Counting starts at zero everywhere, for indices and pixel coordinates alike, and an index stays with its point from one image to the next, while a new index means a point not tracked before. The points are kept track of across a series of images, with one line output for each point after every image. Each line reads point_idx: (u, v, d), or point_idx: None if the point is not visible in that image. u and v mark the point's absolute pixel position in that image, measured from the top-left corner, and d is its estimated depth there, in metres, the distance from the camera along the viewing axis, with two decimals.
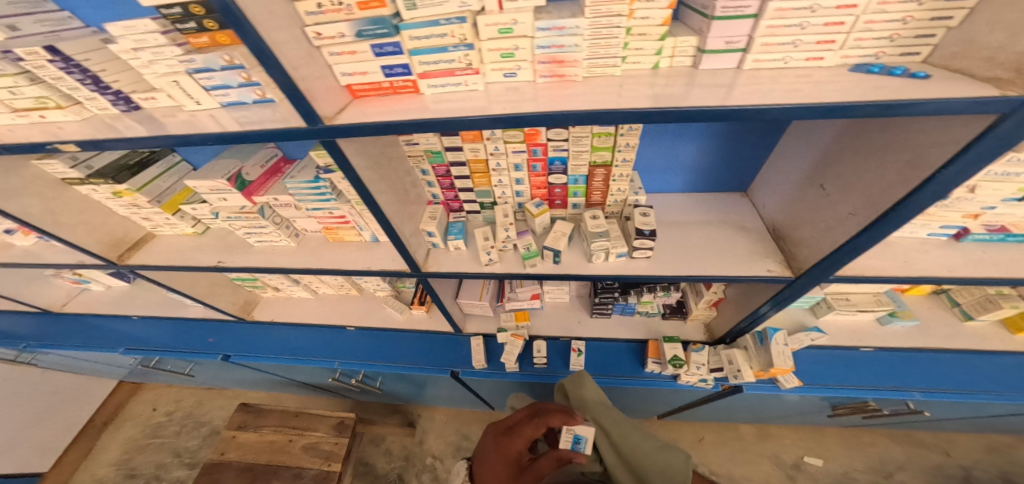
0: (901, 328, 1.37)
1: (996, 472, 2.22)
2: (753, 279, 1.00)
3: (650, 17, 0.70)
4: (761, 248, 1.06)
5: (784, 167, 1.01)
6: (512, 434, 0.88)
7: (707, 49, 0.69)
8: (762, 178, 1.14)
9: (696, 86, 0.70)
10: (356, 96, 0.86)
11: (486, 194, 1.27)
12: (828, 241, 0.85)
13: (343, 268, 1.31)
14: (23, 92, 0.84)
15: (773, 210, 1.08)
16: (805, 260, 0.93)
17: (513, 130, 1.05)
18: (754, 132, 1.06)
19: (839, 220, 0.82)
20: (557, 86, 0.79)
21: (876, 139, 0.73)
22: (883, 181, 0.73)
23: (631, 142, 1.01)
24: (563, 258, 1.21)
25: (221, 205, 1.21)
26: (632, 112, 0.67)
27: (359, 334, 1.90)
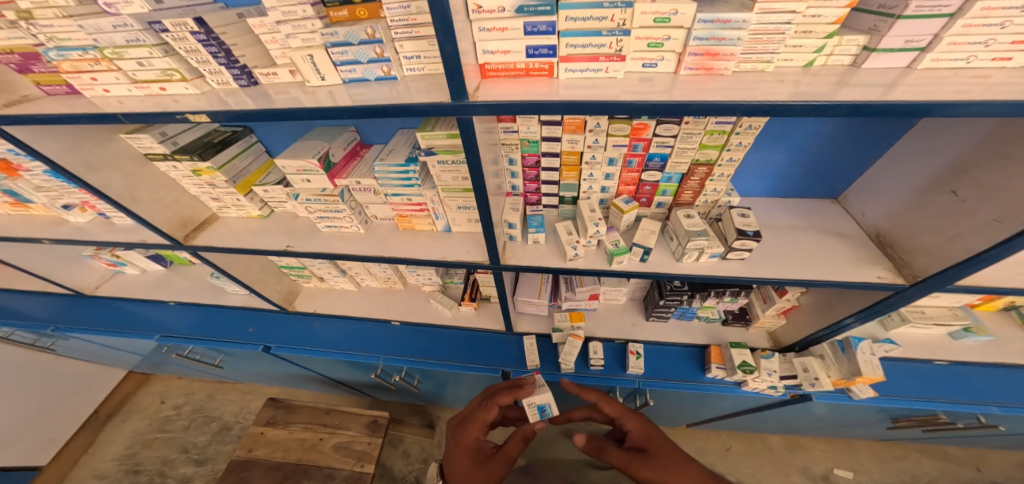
0: (974, 343, 1.38)
1: None
2: (863, 286, 0.94)
3: (823, 15, 0.66)
4: (866, 254, 1.00)
5: (909, 172, 0.96)
6: (468, 424, 1.18)
7: (880, 47, 0.66)
8: (868, 184, 1.09)
9: (847, 86, 0.66)
10: (485, 76, 0.83)
11: (571, 187, 1.21)
12: (960, 250, 0.80)
13: (415, 257, 1.26)
14: (151, 64, 0.92)
15: (880, 216, 1.03)
16: (923, 268, 0.88)
17: (621, 123, 0.97)
18: (872, 137, 1.02)
19: (980, 227, 0.77)
20: (704, 79, 0.73)
21: None
22: None
23: (745, 142, 0.95)
24: (651, 257, 1.16)
25: (301, 187, 1.22)
26: (813, 104, 0.63)
27: (404, 329, 1.83)
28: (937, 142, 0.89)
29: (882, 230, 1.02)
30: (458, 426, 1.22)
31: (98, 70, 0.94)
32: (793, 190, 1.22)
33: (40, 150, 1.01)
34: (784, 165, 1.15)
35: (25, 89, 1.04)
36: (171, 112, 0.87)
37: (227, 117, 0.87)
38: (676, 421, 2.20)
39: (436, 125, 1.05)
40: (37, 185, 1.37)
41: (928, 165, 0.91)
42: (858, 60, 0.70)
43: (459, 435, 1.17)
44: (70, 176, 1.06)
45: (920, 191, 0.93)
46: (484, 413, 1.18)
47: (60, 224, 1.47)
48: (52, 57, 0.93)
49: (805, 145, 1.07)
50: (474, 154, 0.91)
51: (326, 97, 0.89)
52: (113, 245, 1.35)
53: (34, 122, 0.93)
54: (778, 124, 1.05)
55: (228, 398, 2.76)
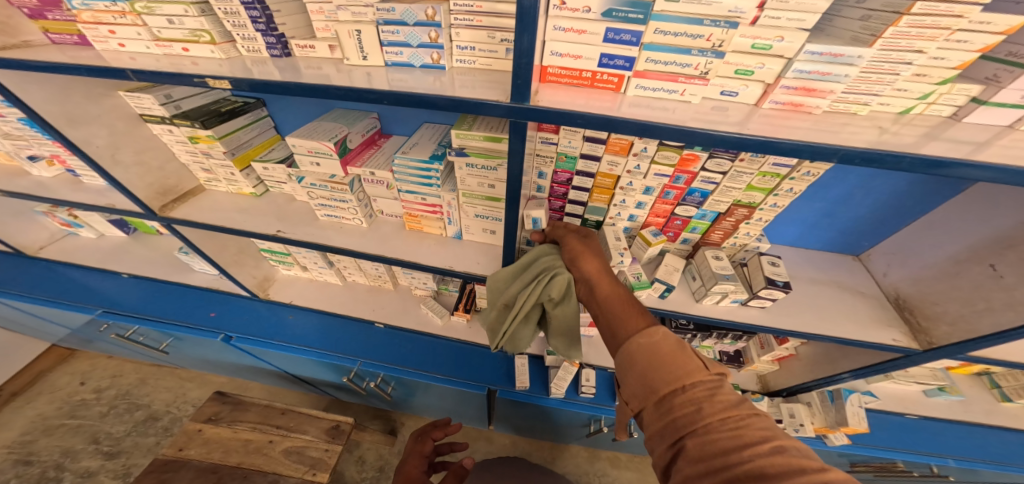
0: (944, 401, 1.49)
1: None
2: (880, 348, 0.96)
3: (946, 58, 0.64)
4: (883, 316, 1.04)
5: (943, 240, 1.00)
6: (408, 459, 1.33)
7: (992, 100, 0.66)
8: (898, 246, 1.13)
9: (936, 140, 0.65)
10: (544, 79, 0.78)
11: (598, 211, 1.15)
12: (987, 323, 0.84)
13: (422, 262, 1.15)
14: (181, 22, 0.79)
15: (901, 280, 1.08)
16: (942, 336, 0.91)
17: (670, 151, 0.93)
18: (911, 197, 1.07)
19: (1011, 303, 0.81)
20: (788, 115, 0.71)
21: None
22: None
23: (796, 188, 0.94)
24: (671, 295, 1.14)
25: (307, 169, 1.09)
26: (924, 159, 0.60)
27: (387, 332, 1.73)
28: (978, 216, 0.93)
29: (903, 293, 1.06)
30: (401, 461, 1.34)
31: (120, 24, 0.80)
32: (815, 241, 1.27)
33: (16, 93, 0.85)
34: (817, 215, 1.19)
35: (29, 35, 0.88)
36: (185, 73, 0.74)
37: (250, 86, 0.75)
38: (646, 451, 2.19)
39: (472, 125, 0.98)
40: (6, 131, 1.18)
41: (963, 237, 0.95)
42: (961, 112, 0.70)
43: (402, 469, 1.29)
44: (46, 127, 0.89)
45: (951, 261, 0.96)
46: (423, 446, 1.37)
47: (17, 176, 1.25)
48: (72, 4, 0.79)
49: (844, 198, 1.11)
50: (518, 167, 0.84)
51: (362, 78, 0.79)
52: (71, 206, 1.15)
53: (15, 61, 0.77)
54: (829, 174, 1.08)
55: (163, 384, 2.45)
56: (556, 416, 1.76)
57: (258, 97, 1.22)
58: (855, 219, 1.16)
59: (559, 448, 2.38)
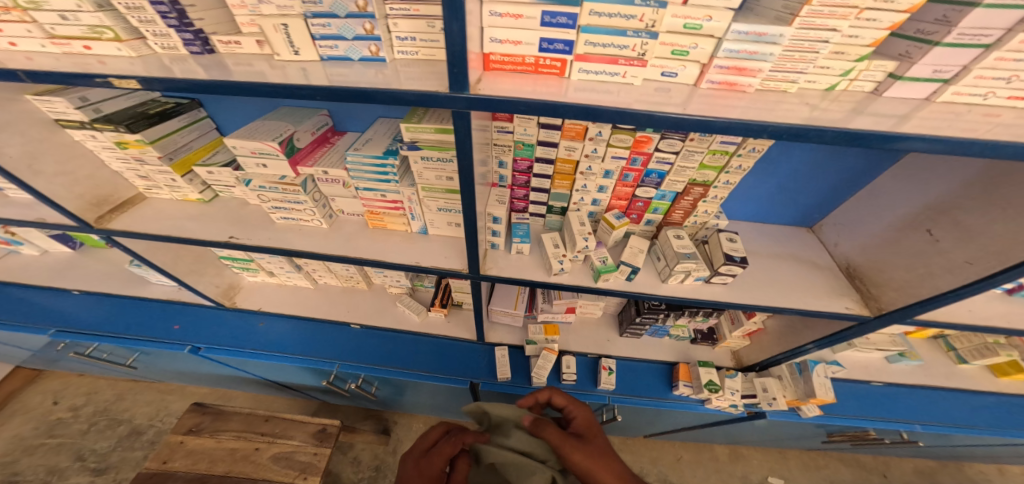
0: (907, 367, 1.55)
1: None
2: (834, 316, 0.98)
3: (859, 36, 0.64)
4: (836, 285, 1.06)
5: (886, 210, 1.02)
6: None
7: (908, 75, 0.66)
8: (847, 218, 1.15)
9: (862, 114, 0.65)
10: (488, 68, 0.75)
11: (561, 197, 1.18)
12: (927, 286, 0.86)
13: (390, 260, 1.12)
14: (77, 18, 0.73)
15: (850, 249, 1.11)
16: (890, 302, 0.94)
17: (623, 133, 0.94)
18: (857, 168, 1.08)
19: (946, 265, 0.83)
20: (725, 94, 0.70)
21: (1010, 193, 0.75)
22: (1011, 232, 0.74)
23: (745, 165, 0.95)
24: (638, 276, 1.15)
25: (254, 172, 1.05)
26: (847, 132, 0.60)
27: (364, 332, 1.70)
28: (916, 184, 0.95)
29: (852, 262, 1.09)
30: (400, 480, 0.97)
31: (7, 20, 0.74)
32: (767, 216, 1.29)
33: None
34: (771, 190, 1.20)
35: None
36: (88, 72, 0.69)
37: (163, 85, 0.70)
38: (632, 433, 2.23)
39: (423, 117, 0.95)
40: None
41: (903, 205, 0.98)
42: (880, 87, 0.71)
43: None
44: None
45: (893, 228, 0.99)
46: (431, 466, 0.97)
47: None
48: None
49: (795, 173, 1.12)
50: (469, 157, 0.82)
51: (298, 74, 0.75)
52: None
53: None
54: (774, 149, 1.09)
55: (141, 399, 2.38)
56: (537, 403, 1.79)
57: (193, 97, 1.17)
58: (801, 194, 1.19)
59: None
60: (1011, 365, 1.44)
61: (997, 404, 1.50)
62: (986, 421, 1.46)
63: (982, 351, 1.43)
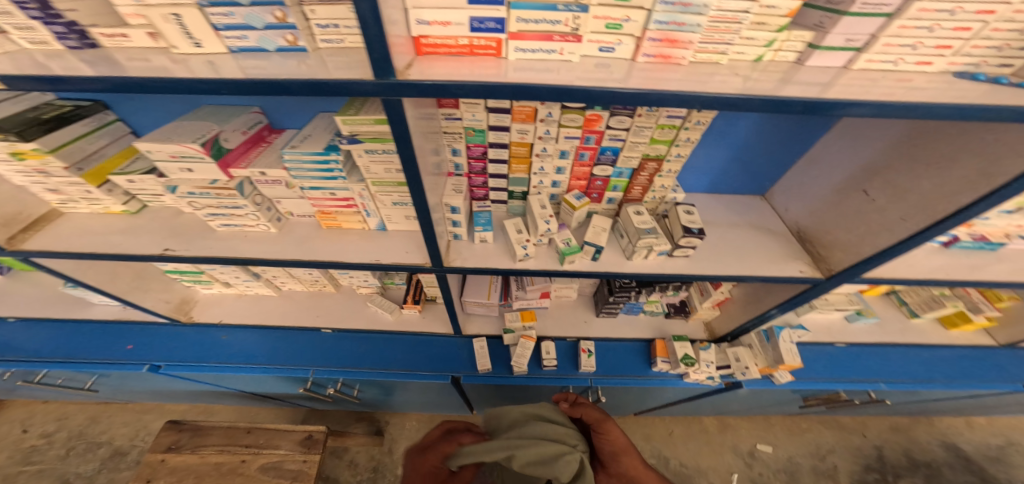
0: (864, 325, 1.59)
1: (901, 450, 2.43)
2: (789, 280, 1.03)
3: (777, 6, 0.63)
4: (790, 250, 1.11)
5: (827, 172, 1.06)
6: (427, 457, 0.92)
7: (823, 45, 0.66)
8: (793, 181, 1.19)
9: (790, 83, 0.64)
10: (420, 52, 0.68)
11: (521, 182, 1.15)
12: (869, 245, 0.90)
13: (347, 260, 1.05)
14: None
15: (798, 213, 1.15)
16: (838, 263, 0.99)
17: (574, 113, 0.92)
18: (796, 136, 1.11)
19: (884, 223, 0.87)
20: (660, 67, 0.68)
21: (939, 148, 0.78)
22: (940, 189, 0.77)
23: (693, 137, 0.98)
24: (602, 255, 1.17)
25: (180, 177, 0.96)
26: (773, 99, 0.58)
27: (336, 336, 1.64)
28: (852, 145, 0.98)
29: (803, 226, 1.13)
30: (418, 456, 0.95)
31: None
32: (721, 186, 1.30)
33: None
34: (724, 161, 1.21)
35: None
36: None
37: (30, 83, 0.61)
38: (619, 412, 2.27)
39: (360, 108, 0.87)
40: None
41: (842, 166, 1.01)
42: (802, 57, 0.70)
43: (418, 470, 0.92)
44: None
45: (836, 190, 1.03)
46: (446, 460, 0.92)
47: None
48: None
49: (744, 143, 1.13)
50: (412, 152, 0.76)
51: (204, 68, 0.66)
52: None
53: None
54: (720, 121, 1.08)
55: (119, 419, 2.29)
56: (520, 389, 1.80)
57: (96, 99, 1.06)
58: (747, 164, 1.21)
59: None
60: (960, 317, 1.54)
61: (952, 357, 1.56)
62: (947, 375, 1.51)
63: (931, 304, 1.54)
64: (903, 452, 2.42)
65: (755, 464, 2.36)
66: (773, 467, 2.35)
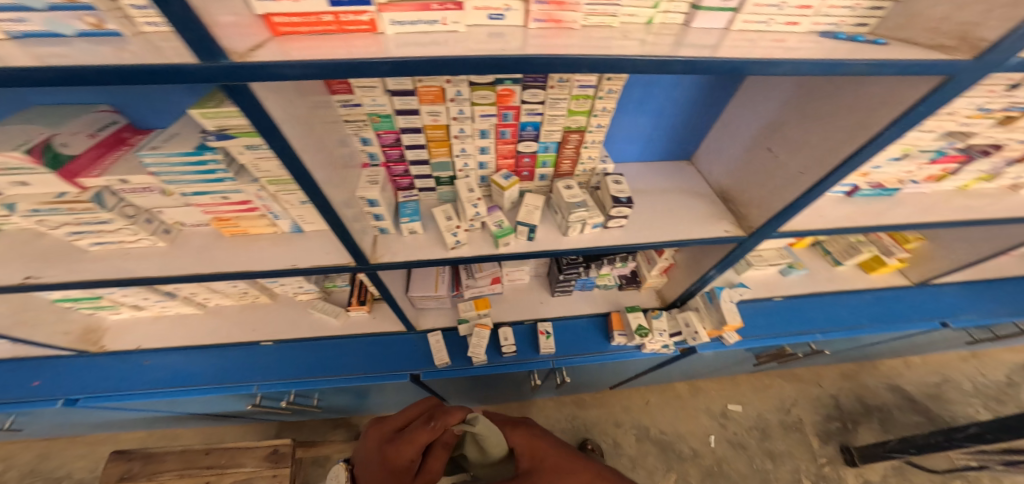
0: (796, 278, 1.66)
1: (854, 396, 2.61)
2: (715, 240, 1.11)
3: None
4: (715, 211, 1.19)
5: (736, 134, 1.14)
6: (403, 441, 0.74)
7: (704, 5, 0.63)
8: (716, 145, 1.25)
9: (684, 45, 0.62)
10: (277, 33, 0.56)
11: (444, 166, 1.07)
12: (777, 199, 0.98)
13: (258, 269, 0.94)
14: None
15: (719, 175, 1.23)
16: (755, 219, 1.07)
17: (484, 89, 0.86)
18: (707, 101, 1.19)
19: (787, 178, 0.94)
20: (553, 33, 0.62)
21: (820, 103, 0.84)
22: (827, 141, 0.84)
23: (609, 106, 0.95)
24: (537, 235, 1.14)
25: (15, 193, 0.82)
26: (655, 58, 0.57)
27: (279, 348, 1.54)
28: (753, 106, 1.05)
29: (724, 187, 1.21)
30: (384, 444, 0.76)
31: None
32: (652, 155, 1.38)
33: None
34: (649, 129, 1.28)
35: None
36: None
37: None
38: (592, 389, 2.30)
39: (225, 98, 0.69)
40: None
41: (748, 127, 1.08)
42: (688, 19, 0.66)
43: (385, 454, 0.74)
44: None
45: (744, 150, 1.10)
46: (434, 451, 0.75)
47: None
48: None
49: (664, 108, 1.19)
50: (314, 144, 0.72)
51: None
52: None
53: None
54: (639, 87, 1.13)
55: (74, 454, 2.12)
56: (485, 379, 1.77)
57: None
58: (671, 131, 1.29)
59: (527, 405, 2.49)
60: (876, 261, 1.63)
61: (871, 300, 1.65)
62: (874, 320, 1.59)
63: (850, 252, 1.61)
64: (856, 398, 2.60)
65: (728, 423, 2.48)
66: (744, 424, 2.47)
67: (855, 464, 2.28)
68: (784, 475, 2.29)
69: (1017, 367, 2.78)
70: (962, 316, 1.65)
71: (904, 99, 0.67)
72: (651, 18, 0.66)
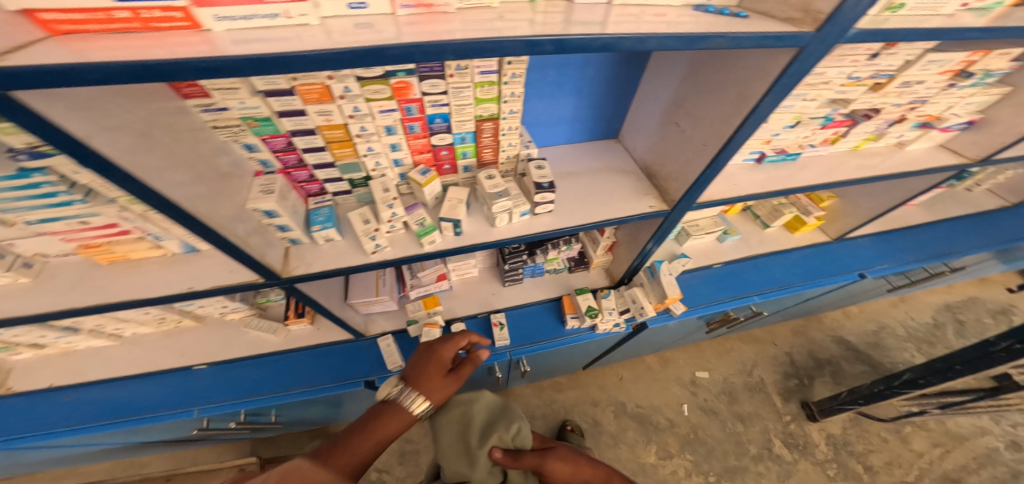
0: (731, 242, 1.71)
1: (805, 351, 2.78)
2: (643, 217, 1.15)
3: None
4: (642, 188, 1.23)
5: (650, 111, 1.19)
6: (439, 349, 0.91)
7: None
8: (635, 123, 1.28)
9: (574, 23, 0.64)
10: (56, 32, 0.45)
11: (354, 168, 0.95)
12: (690, 170, 1.06)
13: (145, 296, 0.84)
14: None
15: (643, 151, 1.26)
16: (676, 191, 1.14)
17: (376, 83, 0.76)
18: (620, 77, 1.19)
19: (696, 150, 1.03)
20: (425, 18, 0.59)
21: (712, 78, 0.92)
22: (720, 114, 0.92)
23: (518, 91, 0.91)
24: (464, 229, 1.08)
25: None
26: (521, 40, 0.57)
27: (216, 370, 1.48)
28: (661, 82, 1.11)
29: (648, 162, 1.25)
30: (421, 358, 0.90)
31: None
32: (581, 136, 1.37)
33: None
34: (569, 112, 1.26)
35: None
36: None
37: None
38: (563, 371, 2.35)
39: None
40: None
41: (659, 104, 1.14)
42: None
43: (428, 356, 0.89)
44: None
45: (659, 125, 1.16)
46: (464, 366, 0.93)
47: None
48: None
49: (582, 85, 1.17)
50: (160, 156, 0.60)
51: None
52: None
53: None
54: (552, 66, 1.09)
55: None
56: None
57: None
58: (593, 111, 1.29)
59: (506, 396, 2.51)
60: (797, 221, 1.72)
61: (799, 257, 1.75)
62: (802, 275, 1.70)
63: (774, 214, 1.67)
64: (807, 352, 2.77)
65: (698, 391, 2.58)
66: (711, 389, 2.58)
67: (816, 419, 2.45)
68: (754, 436, 2.42)
69: (940, 306, 3.04)
70: (876, 266, 1.78)
71: (770, 71, 0.76)
72: (531, 10, 0.67)
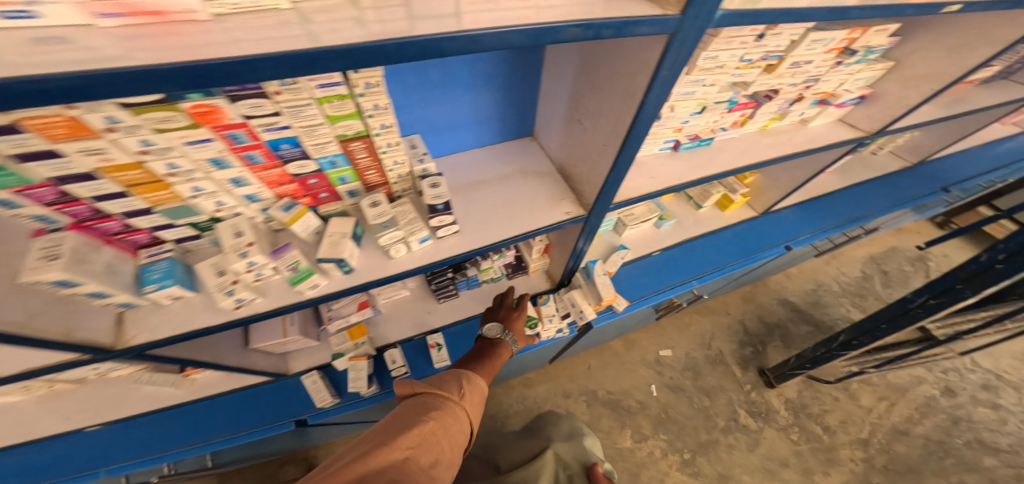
0: (667, 228, 1.66)
1: (755, 315, 2.83)
2: (559, 226, 1.03)
3: None
4: (557, 192, 1.11)
5: (554, 106, 1.08)
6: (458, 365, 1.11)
7: None
8: (545, 119, 1.16)
9: (419, 19, 0.49)
10: None
11: (189, 211, 0.75)
12: (597, 173, 0.96)
13: None
14: None
15: (556, 150, 1.15)
16: (590, 195, 1.04)
17: (156, 110, 0.54)
18: (517, 71, 1.08)
19: (598, 152, 0.93)
20: (163, 34, 0.40)
21: (599, 70, 0.82)
22: (612, 110, 0.83)
23: (381, 102, 0.74)
24: (354, 266, 0.93)
25: None
26: (294, 53, 0.41)
27: (110, 431, 1.30)
28: (558, 75, 1.00)
29: (561, 162, 1.14)
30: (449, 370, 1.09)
31: None
32: (491, 137, 1.24)
33: None
34: (470, 114, 1.13)
35: None
36: None
37: None
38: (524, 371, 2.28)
39: None
40: None
41: (560, 99, 1.03)
42: None
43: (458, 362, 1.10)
44: None
45: (564, 123, 1.05)
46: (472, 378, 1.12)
47: None
48: None
49: (473, 80, 1.03)
50: None
51: None
52: None
53: None
54: (433, 67, 0.95)
55: None
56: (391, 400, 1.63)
57: None
58: (496, 110, 1.17)
59: None
60: (726, 199, 1.69)
61: (732, 235, 1.72)
62: (738, 252, 1.67)
63: (705, 195, 1.67)
64: (756, 316, 2.82)
65: (663, 369, 2.57)
66: (676, 367, 2.58)
67: (773, 385, 2.49)
68: (721, 409, 2.44)
69: (866, 259, 3.16)
70: (799, 237, 1.78)
71: (648, 61, 0.67)
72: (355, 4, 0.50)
